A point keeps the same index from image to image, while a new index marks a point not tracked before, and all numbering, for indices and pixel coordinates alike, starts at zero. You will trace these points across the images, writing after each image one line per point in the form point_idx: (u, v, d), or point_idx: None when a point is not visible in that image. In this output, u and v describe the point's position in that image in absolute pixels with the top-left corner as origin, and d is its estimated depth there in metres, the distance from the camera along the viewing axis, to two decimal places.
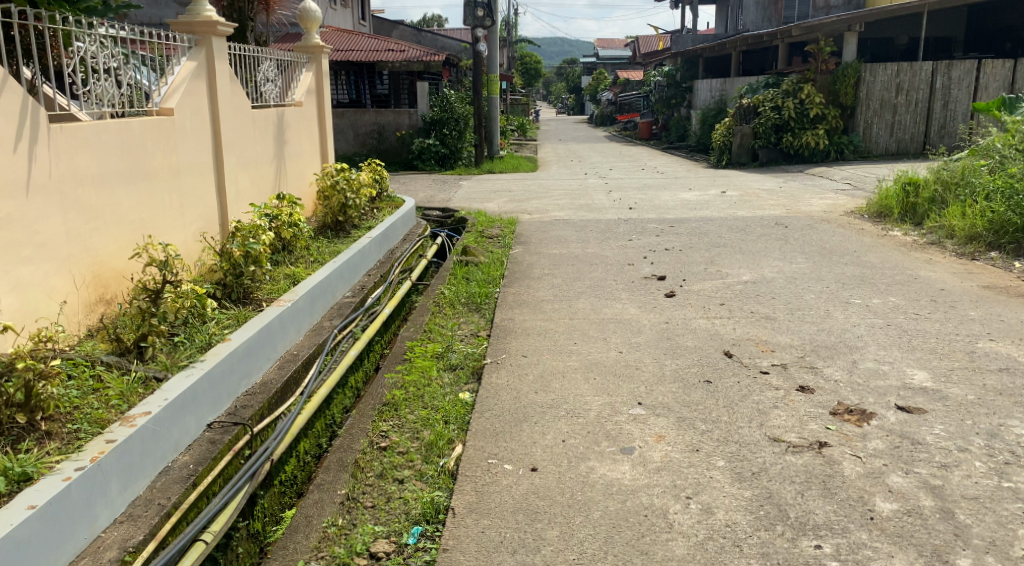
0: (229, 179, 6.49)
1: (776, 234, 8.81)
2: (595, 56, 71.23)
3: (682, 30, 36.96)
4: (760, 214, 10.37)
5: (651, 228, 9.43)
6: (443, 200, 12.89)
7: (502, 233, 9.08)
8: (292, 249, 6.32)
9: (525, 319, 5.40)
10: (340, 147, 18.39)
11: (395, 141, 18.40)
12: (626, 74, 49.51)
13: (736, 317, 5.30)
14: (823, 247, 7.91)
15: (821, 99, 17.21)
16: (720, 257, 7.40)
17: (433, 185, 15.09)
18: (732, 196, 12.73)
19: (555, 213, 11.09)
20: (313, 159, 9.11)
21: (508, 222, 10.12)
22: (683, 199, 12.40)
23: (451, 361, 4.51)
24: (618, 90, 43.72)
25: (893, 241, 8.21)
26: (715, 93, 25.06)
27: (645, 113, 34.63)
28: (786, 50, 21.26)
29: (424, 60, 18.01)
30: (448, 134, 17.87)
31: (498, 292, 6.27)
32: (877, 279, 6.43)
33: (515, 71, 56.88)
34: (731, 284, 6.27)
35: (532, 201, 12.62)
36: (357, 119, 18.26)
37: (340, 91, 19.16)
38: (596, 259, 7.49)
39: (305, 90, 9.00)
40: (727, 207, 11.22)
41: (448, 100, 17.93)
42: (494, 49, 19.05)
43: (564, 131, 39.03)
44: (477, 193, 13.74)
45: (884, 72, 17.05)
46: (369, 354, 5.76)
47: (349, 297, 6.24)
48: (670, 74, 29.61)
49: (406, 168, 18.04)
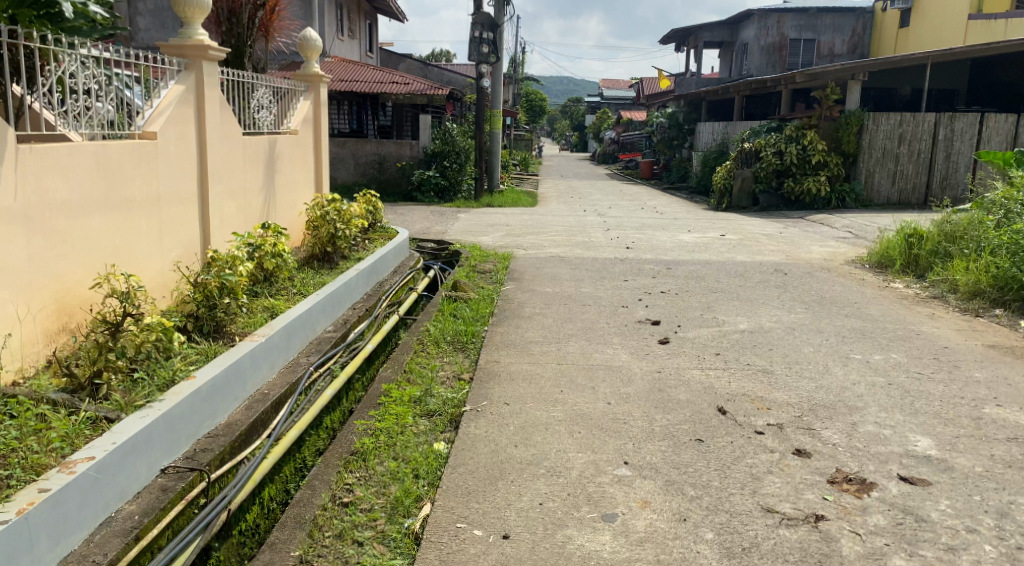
0: (214, 206, 6.31)
1: (775, 280, 8.63)
2: (599, 95, 71.90)
3: (687, 73, 37.26)
4: (759, 260, 10.21)
5: (648, 270, 9.24)
6: (439, 233, 12.73)
7: (494, 269, 8.88)
8: (275, 280, 6.12)
9: (511, 363, 5.17)
10: (339, 176, 18.32)
11: (395, 172, 18.32)
12: (630, 114, 49.85)
13: (731, 368, 5.08)
14: (822, 296, 7.72)
15: (823, 146, 17.04)
16: (717, 303, 7.20)
17: (430, 217, 14.95)
18: (732, 239, 12.58)
19: (551, 251, 10.90)
20: (305, 187, 8.94)
21: (502, 257, 9.93)
22: (682, 241, 12.25)
23: (429, 406, 4.28)
24: (621, 129, 43.96)
25: (894, 293, 8.02)
26: (718, 135, 25.09)
27: (648, 153, 34.73)
28: (789, 96, 21.31)
29: (428, 93, 18.01)
30: (448, 167, 17.80)
31: (485, 332, 6.05)
32: (878, 333, 6.23)
33: (520, 107, 57.32)
34: (727, 332, 6.06)
35: (529, 237, 12.45)
36: (358, 149, 18.20)
37: (342, 120, 19.12)
38: (590, 301, 7.28)
39: (301, 118, 8.87)
40: (726, 251, 11.06)
41: (450, 134, 17.98)
42: (497, 85, 19.09)
43: (566, 167, 39.12)
44: (474, 227, 13.59)
45: (886, 122, 16.95)
46: (347, 393, 5.52)
47: (331, 332, 6.02)
48: (673, 116, 29.72)
49: (404, 199, 17.93)
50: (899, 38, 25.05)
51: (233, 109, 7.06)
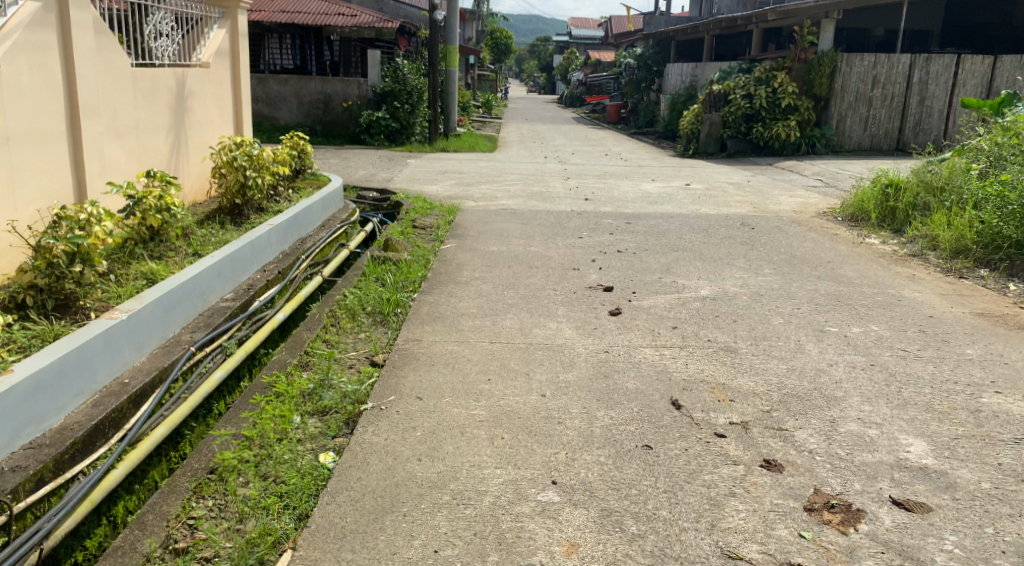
0: (93, 149, 5.38)
1: (741, 236, 7.92)
2: (568, 36, 70.01)
3: (656, 12, 36.05)
4: (725, 212, 9.48)
5: (605, 224, 8.48)
6: (384, 181, 11.80)
7: (435, 224, 8.03)
8: (165, 237, 5.27)
9: (435, 341, 4.38)
10: (284, 117, 17.22)
11: (343, 113, 17.19)
12: (599, 55, 48.45)
13: (689, 346, 4.37)
14: (792, 255, 7.02)
15: (794, 89, 16.34)
16: (678, 263, 6.48)
17: (378, 162, 13.98)
18: (697, 189, 11.84)
19: (503, 201, 10.08)
20: (221, 129, 7.98)
21: (447, 210, 9.07)
22: (644, 191, 11.50)
23: (322, 402, 3.51)
24: (588, 71, 42.69)
25: (869, 251, 7.36)
26: (686, 77, 24.20)
27: (616, 97, 33.70)
28: (759, 37, 20.49)
29: (377, 26, 16.81)
30: (399, 108, 16.73)
31: (412, 300, 5.27)
32: (854, 299, 5.54)
33: (486, 47, 55.59)
34: (686, 299, 5.36)
35: (482, 185, 11.59)
36: (302, 87, 17.04)
37: (285, 56, 18.05)
38: (538, 262, 6.51)
39: (215, 50, 7.85)
40: (690, 202, 10.33)
41: (401, 71, 16.74)
42: (451, 19, 17.83)
43: (532, 110, 37.98)
44: (423, 174, 12.68)
45: (861, 64, 16.26)
46: (245, 371, 4.76)
47: (230, 300, 5.19)
48: (641, 57, 28.63)
49: (353, 142, 16.87)
50: None
51: (121, 39, 6.11)
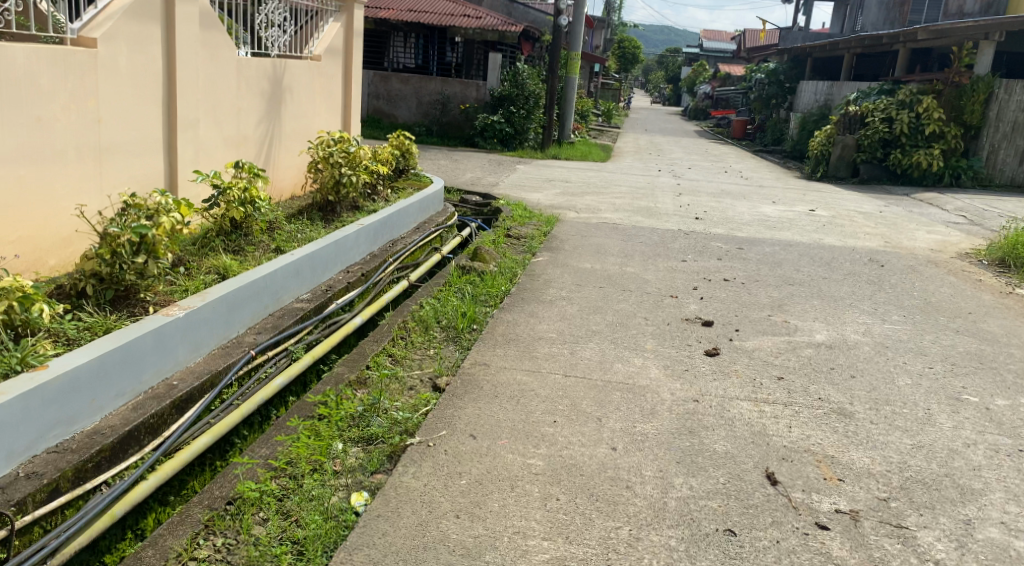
0: (188, 135, 5.29)
1: (868, 274, 7.12)
2: (699, 48, 68.34)
3: (793, 27, 34.48)
4: (850, 245, 8.65)
5: (713, 248, 7.85)
6: (489, 185, 11.54)
7: (531, 234, 7.61)
8: (247, 230, 5.11)
9: (503, 369, 3.98)
10: (401, 115, 17.35)
11: (459, 114, 17.10)
12: (729, 69, 46.94)
13: (794, 405, 3.77)
14: (925, 301, 6.21)
15: (941, 114, 15.05)
16: (791, 300, 5.83)
17: (487, 166, 13.76)
18: (821, 216, 10.94)
19: (608, 215, 9.59)
20: (326, 122, 7.87)
21: (546, 220, 8.65)
22: (762, 214, 10.73)
23: (368, 429, 3.16)
24: (716, 85, 41.42)
25: (1019, 303, 6.43)
26: (820, 96, 22.91)
27: (743, 112, 32.43)
28: (905, 57, 19.02)
29: (499, 29, 16.62)
30: (515, 112, 16.50)
31: (490, 318, 4.88)
32: (999, 362, 4.75)
33: (613, 55, 55.03)
34: (795, 345, 4.73)
35: (589, 196, 11.14)
36: (422, 87, 17.09)
37: (409, 54, 18.01)
38: (633, 285, 6.00)
39: (327, 44, 7.75)
40: (811, 230, 9.50)
41: (521, 76, 16.52)
42: (578, 25, 17.38)
43: (654, 122, 37.15)
44: (530, 181, 12.34)
45: (1022, 92, 14.84)
46: (310, 375, 4.51)
47: (303, 301, 4.94)
48: (773, 72, 27.32)
49: (466, 144, 16.76)
50: None
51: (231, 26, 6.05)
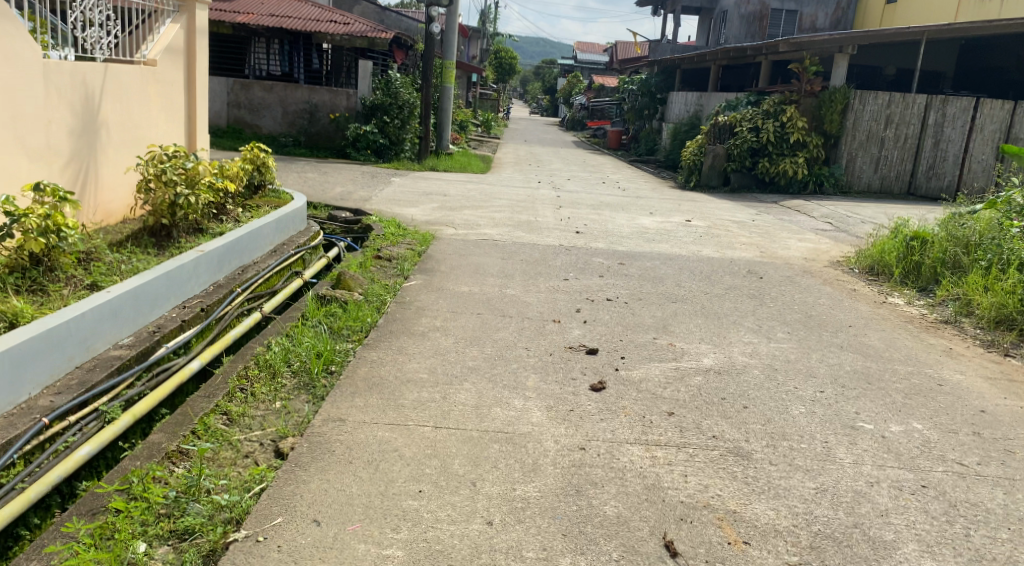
0: None
1: (749, 287, 6.98)
2: (574, 59, 69.60)
3: (663, 39, 35.45)
4: (729, 256, 8.56)
5: (594, 264, 7.53)
6: (360, 200, 10.88)
7: (403, 254, 7.02)
8: (51, 264, 4.36)
9: (362, 425, 3.40)
10: (266, 125, 16.37)
11: (329, 124, 16.29)
12: (603, 80, 47.91)
13: (689, 447, 3.39)
14: (807, 315, 6.09)
15: (804, 124, 15.60)
16: (675, 320, 5.55)
17: (358, 179, 13.06)
18: (699, 226, 10.92)
19: (486, 230, 9.15)
20: (162, 135, 7.09)
21: (420, 237, 8.09)
22: (641, 226, 10.59)
23: (182, 523, 2.55)
24: (592, 95, 42.09)
25: (894, 313, 6.43)
26: (691, 106, 23.53)
27: (618, 122, 32.99)
28: (768, 69, 19.72)
29: (368, 36, 15.92)
30: (388, 122, 15.73)
31: (349, 358, 4.31)
32: (888, 380, 4.58)
33: (490, 64, 55.13)
34: (684, 372, 4.41)
35: (466, 210, 10.67)
36: (287, 95, 16.20)
37: (272, 61, 16.96)
38: (512, 309, 5.55)
39: (163, 47, 6.99)
40: (690, 242, 9.40)
41: (393, 85, 15.73)
42: (450, 32, 16.88)
43: (532, 131, 37.29)
44: (404, 195, 11.74)
45: (874, 101, 15.44)
46: (131, 434, 3.87)
47: (123, 348, 4.19)
48: (645, 83, 27.89)
49: (337, 155, 15.97)
50: (887, 14, 23.60)
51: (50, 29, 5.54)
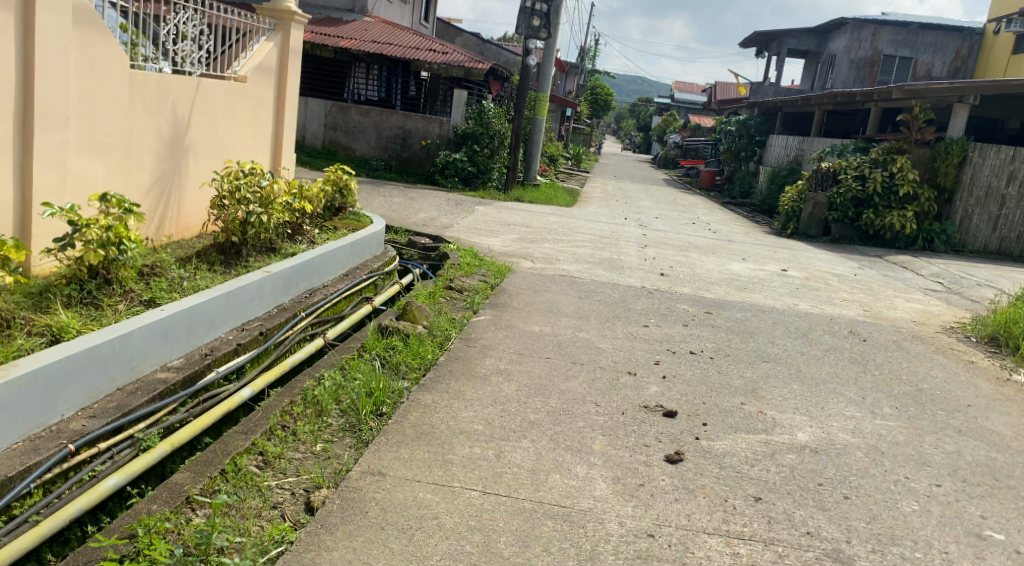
0: (50, 157, 4.43)
1: (850, 349, 6.35)
2: (671, 97, 69.04)
3: (765, 81, 34.60)
4: (828, 312, 7.91)
5: (679, 311, 7.03)
6: (441, 227, 10.68)
7: (476, 287, 6.72)
8: (110, 277, 4.22)
9: (403, 482, 3.04)
10: (358, 148, 16.52)
11: (419, 150, 16.32)
12: (700, 119, 47.17)
13: (778, 546, 2.89)
14: (917, 386, 5.44)
15: (915, 176, 14.77)
16: (765, 383, 5.01)
17: (443, 206, 12.93)
18: (795, 276, 10.25)
19: (566, 267, 8.77)
20: (247, 152, 7.04)
21: (497, 270, 7.78)
22: (732, 272, 10.02)
23: None
24: (687, 134, 41.44)
25: (1020, 392, 5.69)
26: (791, 150, 22.78)
27: (713, 163, 32.23)
28: (877, 116, 18.78)
29: (465, 65, 15.92)
30: (478, 151, 15.70)
31: (403, 399, 3.98)
32: (1018, 476, 3.93)
33: (586, 98, 55.16)
34: (775, 447, 3.89)
35: (548, 244, 10.33)
36: (382, 120, 16.31)
37: (370, 85, 17.18)
38: (585, 356, 5.12)
39: (256, 65, 6.96)
40: (784, 293, 8.77)
41: (485, 115, 15.71)
42: (547, 64, 16.70)
43: (623, 167, 36.86)
44: (486, 224, 11.51)
45: (995, 156, 14.42)
46: (168, 463, 3.64)
47: (170, 371, 3.96)
48: (743, 124, 27.13)
49: (425, 181, 15.96)
50: (1011, 64, 22.26)
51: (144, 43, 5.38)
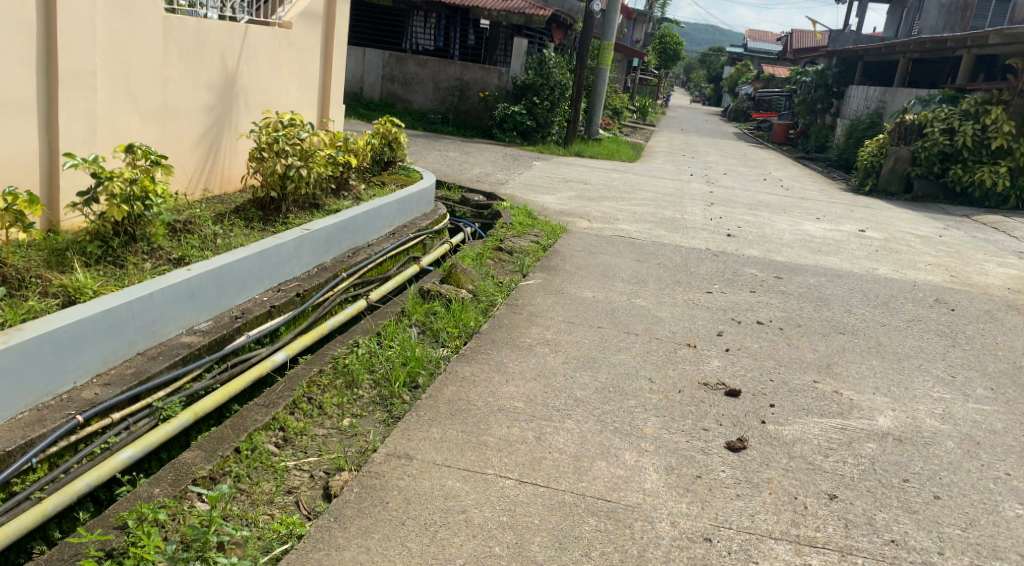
0: (78, 106, 4.21)
1: (936, 319, 5.80)
2: (743, 47, 66.47)
3: (845, 29, 32.81)
4: (910, 277, 7.32)
5: (745, 276, 6.56)
6: (496, 183, 10.33)
7: (527, 248, 6.37)
8: (137, 234, 4.00)
9: (432, 467, 2.75)
10: (417, 100, 16.18)
11: (478, 103, 15.88)
12: (774, 69, 45.27)
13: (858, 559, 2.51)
14: (1014, 363, 4.91)
15: (1010, 128, 13.83)
16: (840, 359, 4.56)
17: (500, 161, 12.54)
18: (873, 238, 9.59)
19: (626, 226, 8.33)
20: (295, 103, 6.75)
21: (550, 230, 7.40)
22: (804, 232, 9.43)
23: None
24: (760, 85, 39.80)
25: None
26: (871, 102, 21.53)
27: (786, 115, 30.87)
28: (968, 65, 17.50)
29: (526, 13, 15.32)
30: (538, 104, 15.17)
31: (439, 370, 3.68)
32: None
33: (654, 49, 53.47)
34: (851, 435, 3.48)
35: (608, 201, 9.89)
36: (440, 71, 15.91)
37: (428, 35, 16.64)
38: (641, 325, 4.75)
39: (301, 10, 6.61)
40: (862, 256, 8.17)
41: (546, 64, 15.18)
42: (612, 11, 15.96)
43: (691, 120, 35.68)
44: (544, 180, 11.10)
45: None
46: (189, 434, 3.44)
47: (195, 336, 3.72)
48: (820, 74, 25.78)
49: (483, 135, 15.54)
50: None
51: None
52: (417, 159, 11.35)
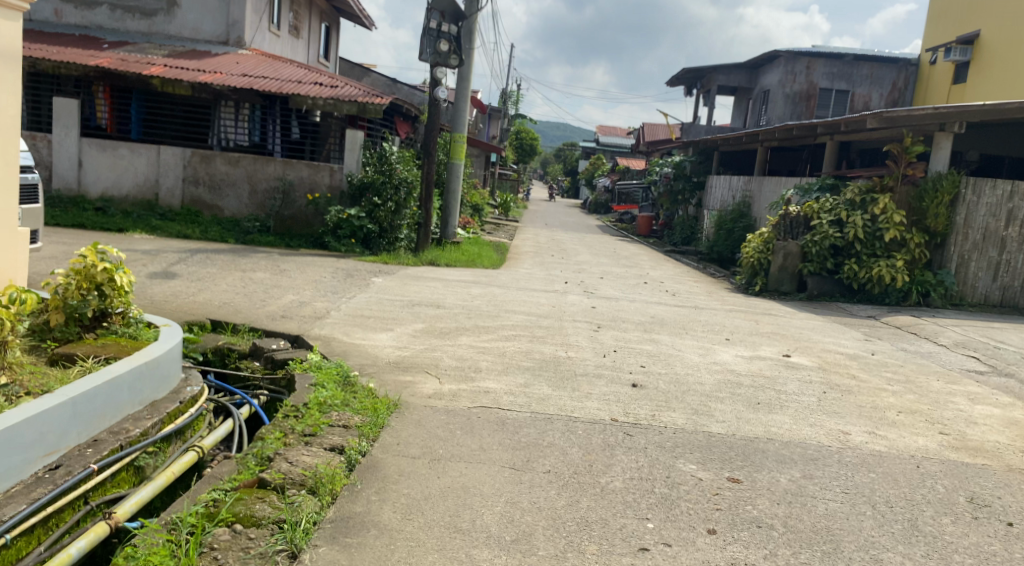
0: None
1: (1013, 557, 3.48)
2: (595, 141, 67.63)
3: (696, 121, 33.12)
4: (901, 445, 5.07)
5: (685, 483, 4.04)
6: (313, 317, 7.53)
7: (315, 471, 3.56)
8: None
9: None
10: (229, 206, 13.26)
11: (307, 207, 13.08)
12: (628, 162, 45.50)
13: None
14: None
15: (902, 218, 12.44)
16: None
17: (327, 280, 9.77)
18: (805, 366, 7.53)
19: (489, 382, 5.72)
20: None
21: (370, 409, 4.68)
22: (722, 366, 7.21)
23: None
24: (616, 177, 39.46)
25: None
26: (735, 191, 20.64)
27: (647, 207, 30.12)
28: (834, 150, 16.78)
29: (360, 101, 12.64)
30: (380, 206, 12.50)
31: None
32: None
33: (511, 143, 52.90)
34: None
35: (465, 336, 7.31)
36: (257, 170, 13.09)
37: (241, 129, 13.77)
38: None
39: None
40: (815, 407, 5.95)
41: (388, 159, 12.62)
42: (460, 102, 13.84)
43: (553, 214, 34.31)
44: (380, 306, 8.38)
45: (990, 193, 12.46)
46: None
47: None
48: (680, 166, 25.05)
49: (313, 245, 12.71)
50: (954, 95, 21.93)
51: None
52: (204, 287, 8.35)
